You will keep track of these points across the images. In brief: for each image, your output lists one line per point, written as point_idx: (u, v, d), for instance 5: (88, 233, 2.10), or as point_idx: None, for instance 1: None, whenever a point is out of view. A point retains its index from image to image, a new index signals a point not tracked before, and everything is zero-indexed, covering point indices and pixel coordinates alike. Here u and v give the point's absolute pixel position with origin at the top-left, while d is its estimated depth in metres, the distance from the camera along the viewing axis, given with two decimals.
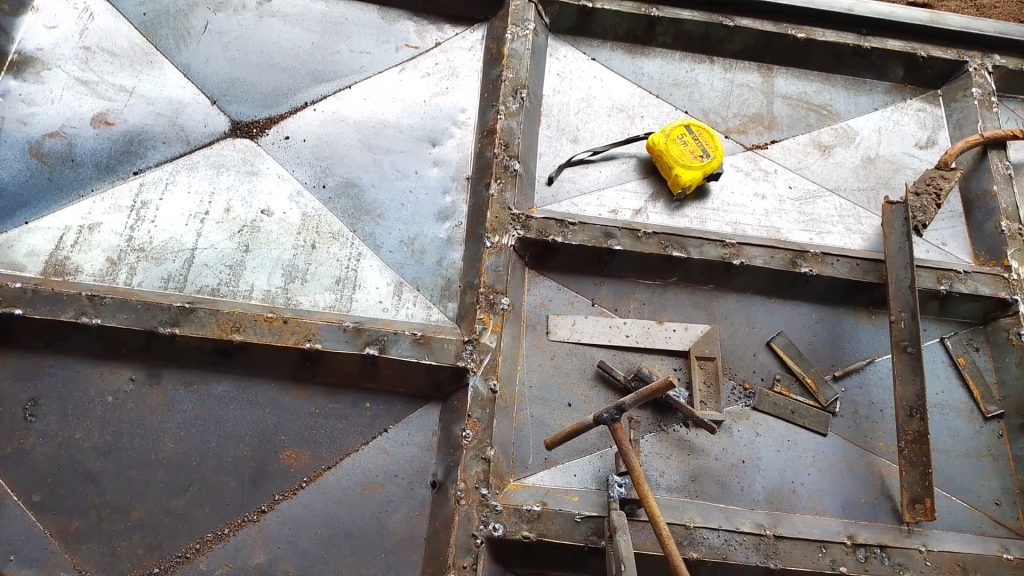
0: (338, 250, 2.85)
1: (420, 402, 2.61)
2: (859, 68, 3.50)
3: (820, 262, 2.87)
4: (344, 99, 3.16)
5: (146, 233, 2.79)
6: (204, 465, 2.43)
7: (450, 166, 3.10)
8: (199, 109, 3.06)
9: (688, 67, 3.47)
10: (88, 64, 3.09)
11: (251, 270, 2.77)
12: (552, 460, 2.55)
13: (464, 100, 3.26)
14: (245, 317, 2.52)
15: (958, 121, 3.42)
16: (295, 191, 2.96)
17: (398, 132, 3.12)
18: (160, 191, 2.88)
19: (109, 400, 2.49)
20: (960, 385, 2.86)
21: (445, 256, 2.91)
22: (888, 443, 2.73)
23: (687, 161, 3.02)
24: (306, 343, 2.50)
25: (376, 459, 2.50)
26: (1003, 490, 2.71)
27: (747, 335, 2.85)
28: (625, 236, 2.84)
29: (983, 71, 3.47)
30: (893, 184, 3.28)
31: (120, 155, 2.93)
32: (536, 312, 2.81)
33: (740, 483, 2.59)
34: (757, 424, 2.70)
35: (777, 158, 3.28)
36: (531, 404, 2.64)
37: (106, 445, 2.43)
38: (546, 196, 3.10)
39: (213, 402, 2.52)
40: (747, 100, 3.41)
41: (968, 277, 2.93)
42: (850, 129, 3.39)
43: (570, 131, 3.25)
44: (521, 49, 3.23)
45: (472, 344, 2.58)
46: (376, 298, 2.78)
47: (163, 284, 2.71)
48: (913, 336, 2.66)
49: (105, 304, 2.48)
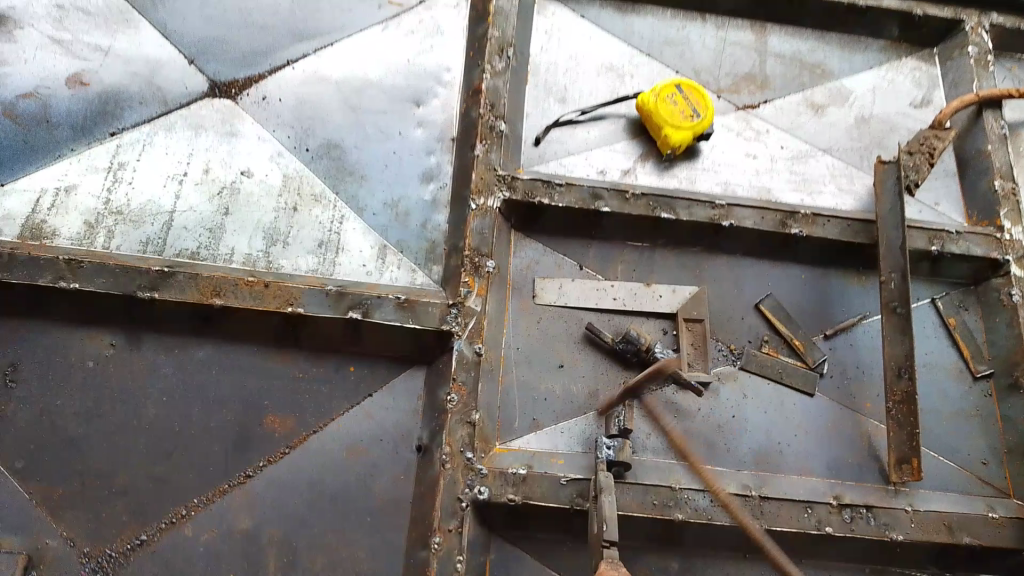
0: (320, 213, 2.80)
1: (407, 366, 2.57)
2: (854, 26, 3.42)
3: (810, 224, 2.83)
4: (326, 58, 3.09)
5: (124, 195, 2.74)
6: (187, 431, 2.40)
7: (435, 127, 3.04)
8: (176, 68, 2.97)
9: (679, 25, 3.39)
10: (61, 23, 2.99)
11: (232, 232, 2.72)
12: (538, 423, 2.53)
13: (450, 59, 3.18)
14: (225, 282, 2.47)
15: (953, 80, 3.37)
16: (276, 152, 2.90)
17: (382, 91, 3.05)
18: (137, 153, 2.82)
19: (90, 365, 2.45)
20: (950, 345, 2.84)
21: (430, 218, 2.87)
22: (876, 402, 2.72)
23: (676, 121, 2.97)
24: (289, 308, 2.45)
25: (361, 423, 2.47)
26: (991, 449, 2.70)
27: (736, 297, 2.82)
28: (612, 198, 2.79)
29: (980, 30, 3.40)
30: (886, 145, 3.23)
31: (96, 117, 2.86)
32: (522, 275, 2.77)
33: (727, 445, 2.58)
34: (745, 386, 2.67)
35: (768, 118, 3.22)
36: (517, 367, 2.60)
37: (88, 412, 2.39)
38: (534, 157, 3.04)
39: (195, 365, 2.48)
40: (739, 59, 3.34)
41: (961, 237, 2.89)
42: (844, 88, 3.33)
43: (558, 91, 3.19)
44: (508, 6, 3.14)
45: (457, 307, 2.54)
46: (359, 261, 2.74)
47: (142, 248, 2.66)
48: (903, 297, 2.62)
49: (82, 268, 2.42)
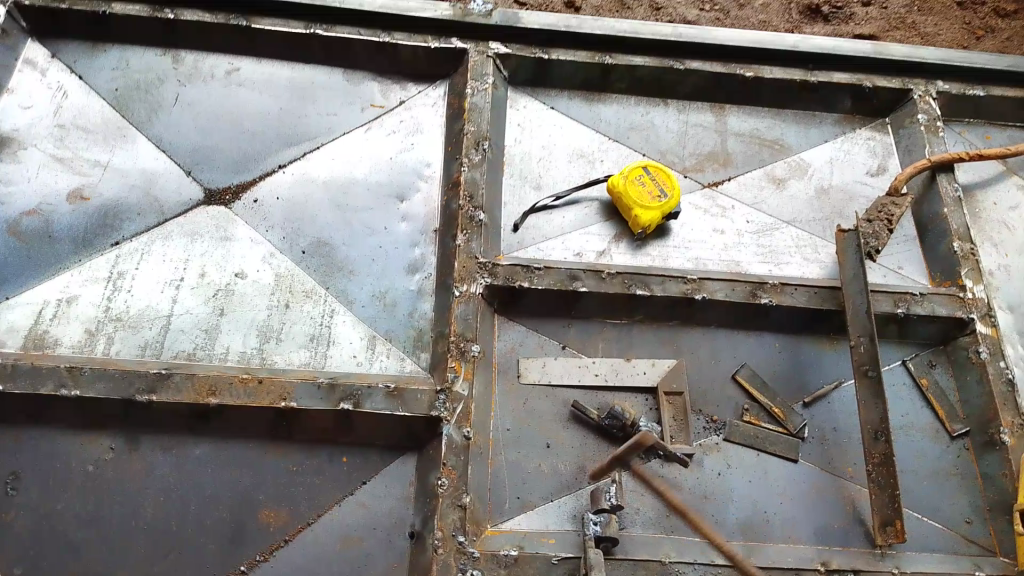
0: (311, 308, 2.94)
1: (398, 453, 2.67)
2: (810, 102, 3.62)
3: (779, 292, 2.96)
4: (312, 160, 3.27)
5: (123, 302, 2.88)
6: (185, 527, 2.49)
7: (418, 219, 3.19)
8: (171, 178, 3.16)
9: (643, 111, 3.59)
10: (63, 141, 3.19)
11: (227, 332, 2.85)
12: (529, 503, 2.61)
13: (429, 155, 3.36)
14: (221, 380, 2.59)
15: (907, 147, 3.54)
16: (268, 252, 3.04)
17: (366, 189, 3.22)
18: (136, 261, 2.97)
19: (89, 469, 2.54)
20: (924, 406, 2.93)
21: (416, 307, 2.99)
22: (857, 467, 2.80)
23: (645, 202, 3.12)
24: (282, 402, 2.56)
25: (355, 513, 2.56)
26: (973, 508, 2.77)
27: (713, 368, 2.93)
28: (589, 278, 2.93)
29: (928, 97, 3.61)
30: (847, 213, 3.39)
31: (96, 228, 3.02)
32: (506, 357, 2.89)
33: (715, 516, 2.65)
34: (728, 455, 2.77)
35: (734, 194, 3.39)
36: (506, 449, 2.70)
37: (87, 514, 2.48)
38: (512, 244, 3.19)
39: (191, 465, 2.57)
40: (701, 139, 3.53)
41: (925, 298, 3.02)
42: (803, 161, 3.51)
43: (533, 179, 3.36)
44: (482, 101, 3.34)
45: (445, 392, 2.65)
46: (350, 353, 2.85)
47: (141, 352, 2.78)
48: (874, 359, 2.72)
49: (83, 374, 2.56)
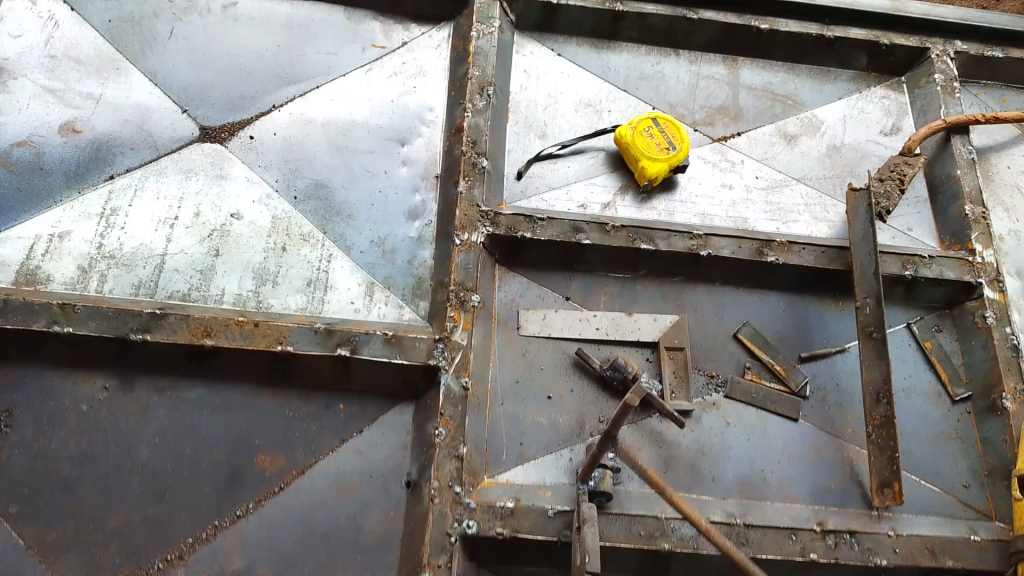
0: (309, 252, 2.87)
1: (395, 402, 2.63)
2: (822, 57, 3.54)
3: (786, 251, 2.92)
4: (310, 101, 3.17)
5: (116, 239, 2.80)
6: (180, 469, 2.45)
7: (420, 165, 3.11)
8: (166, 114, 3.07)
9: (654, 61, 3.49)
10: (54, 72, 3.09)
11: (222, 273, 2.79)
12: (526, 456, 2.58)
13: (432, 99, 3.27)
14: (216, 323, 2.54)
15: (922, 107, 3.46)
16: (265, 194, 2.97)
17: (367, 132, 3.14)
18: (129, 198, 2.89)
19: (83, 408, 2.50)
20: (926, 368, 2.91)
21: (416, 254, 2.93)
22: (856, 428, 2.77)
23: (653, 153, 3.05)
24: (278, 346, 2.52)
25: (352, 461, 2.52)
26: (972, 473, 2.75)
27: (715, 325, 2.89)
28: (593, 230, 2.88)
29: (946, 56, 3.51)
30: (858, 172, 3.32)
31: (89, 163, 2.93)
32: (507, 309, 2.83)
33: (712, 472, 2.63)
34: (727, 414, 2.73)
35: (744, 149, 3.31)
36: (504, 400, 2.66)
37: (83, 453, 2.44)
38: (516, 192, 3.12)
39: (186, 408, 2.53)
40: (713, 92, 3.44)
41: (933, 262, 2.98)
42: (816, 118, 3.43)
43: (539, 127, 3.28)
44: (488, 45, 3.24)
45: (444, 342, 2.61)
46: (348, 299, 2.80)
47: (134, 291, 2.71)
48: (878, 321, 2.68)
49: (76, 313, 2.50)
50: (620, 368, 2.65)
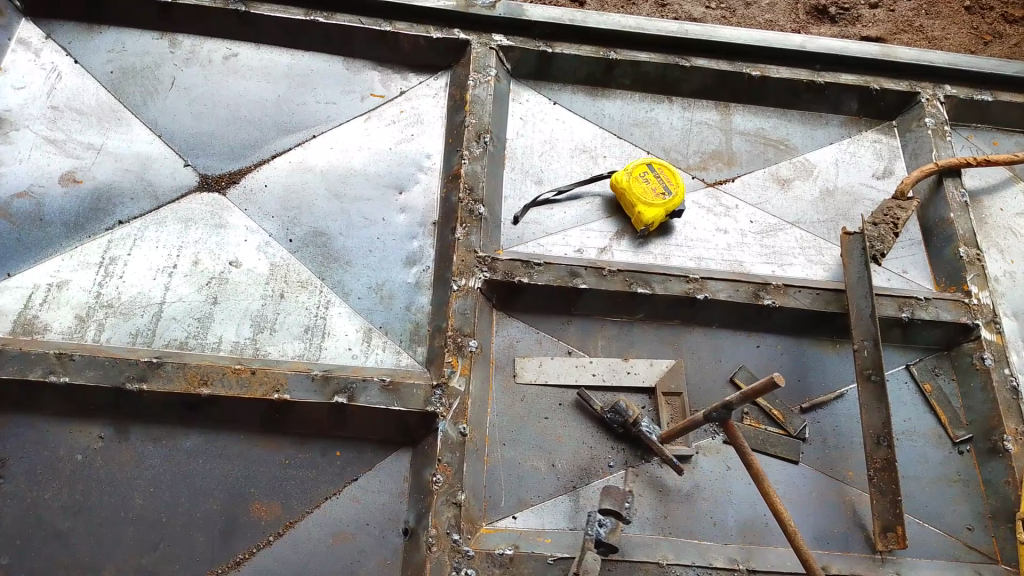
0: (306, 299, 2.88)
1: (392, 448, 2.63)
2: (814, 103, 3.59)
3: (782, 294, 2.92)
4: (310, 148, 3.21)
5: (115, 288, 2.81)
6: (174, 521, 2.44)
7: (418, 212, 3.14)
8: (166, 164, 3.10)
9: (647, 108, 3.54)
10: (56, 123, 3.12)
11: (220, 321, 2.79)
12: (524, 502, 2.56)
13: (430, 146, 3.31)
14: (212, 371, 2.54)
15: (913, 151, 3.51)
16: (263, 242, 2.98)
17: (365, 179, 3.17)
18: (128, 247, 2.90)
19: (78, 458, 2.50)
20: (927, 411, 2.90)
21: (413, 300, 2.94)
22: (858, 471, 2.76)
23: (650, 199, 3.07)
24: (275, 394, 2.52)
25: (349, 509, 2.51)
26: (975, 515, 2.73)
27: (713, 368, 2.89)
28: (590, 275, 2.89)
29: (935, 101, 3.57)
30: (852, 216, 3.35)
31: (89, 212, 2.95)
32: (505, 354, 2.84)
33: (713, 518, 2.60)
34: (728, 458, 2.72)
35: (738, 193, 3.35)
36: (502, 446, 2.65)
37: (75, 505, 2.43)
38: (512, 237, 3.14)
39: (182, 457, 2.53)
40: (706, 137, 3.49)
41: (930, 304, 2.98)
42: (809, 161, 3.47)
43: (535, 173, 3.31)
44: (484, 94, 3.29)
45: (442, 388, 2.60)
46: (345, 345, 2.80)
47: (131, 340, 2.72)
48: (876, 364, 2.68)
49: (73, 362, 2.51)
50: (620, 412, 2.63)
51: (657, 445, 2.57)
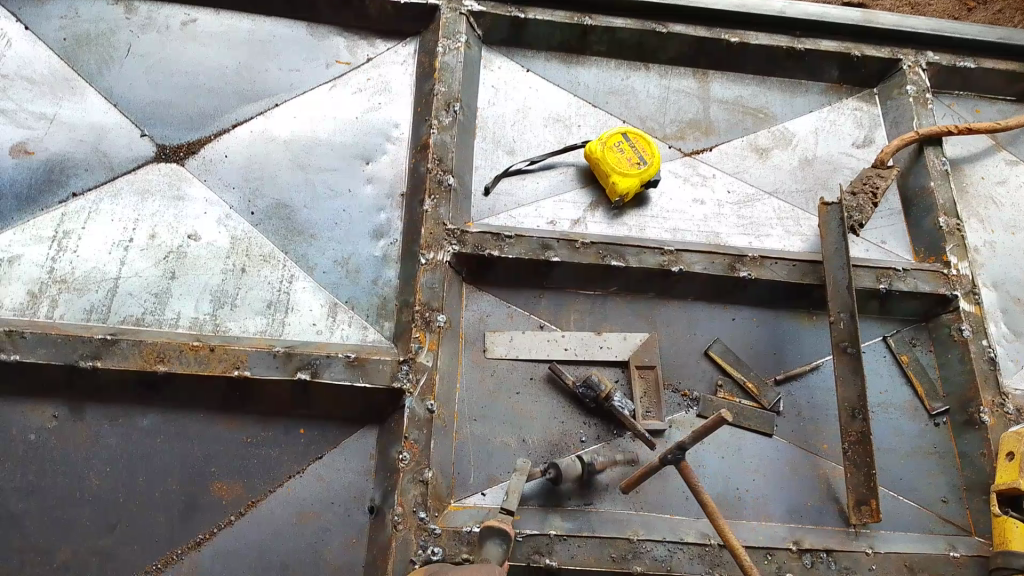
0: (269, 273, 2.78)
1: (358, 425, 2.56)
2: (793, 70, 3.50)
3: (758, 266, 2.85)
4: (273, 118, 3.10)
5: (68, 263, 2.71)
6: (131, 502, 2.36)
7: (385, 183, 3.04)
8: (123, 134, 2.98)
9: (623, 75, 3.45)
10: (6, 92, 2.99)
11: (179, 296, 2.70)
12: (493, 479, 2.50)
13: (398, 115, 3.20)
14: (170, 348, 2.45)
15: (894, 119, 3.44)
16: (224, 214, 2.88)
17: (330, 149, 3.06)
18: (83, 220, 2.79)
19: (30, 438, 2.41)
20: (904, 383, 2.85)
21: (380, 274, 2.86)
22: (833, 445, 2.71)
23: (624, 168, 2.99)
24: (235, 370, 2.43)
25: (312, 487, 2.44)
26: (950, 487, 2.69)
27: (687, 342, 2.82)
28: (562, 247, 2.81)
29: (917, 68, 3.49)
30: (830, 186, 3.28)
31: (41, 185, 2.84)
32: (475, 329, 2.76)
33: (686, 493, 2.55)
34: (702, 432, 2.67)
35: (715, 163, 3.27)
36: (471, 422, 2.58)
37: (28, 486, 2.35)
38: (483, 209, 3.05)
39: (139, 436, 2.45)
40: (683, 106, 3.40)
41: (908, 275, 2.92)
42: (787, 131, 3.40)
43: (507, 143, 3.21)
44: (453, 61, 3.18)
45: (408, 364, 2.53)
46: (310, 321, 2.71)
47: (86, 316, 2.62)
48: (852, 336, 2.62)
49: (24, 339, 2.41)
50: (591, 387, 2.58)
51: (628, 419, 2.52)
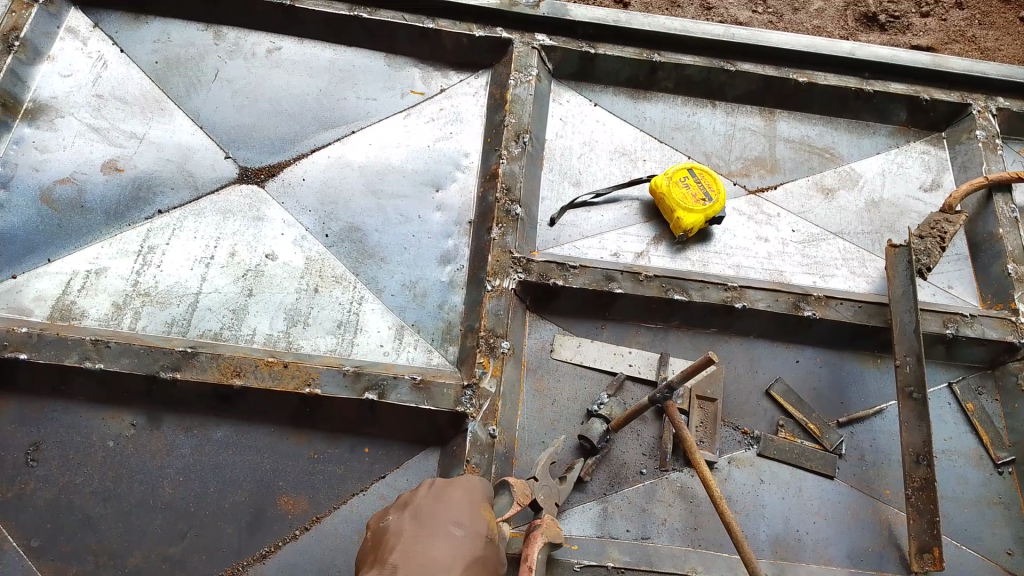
0: (341, 294, 2.87)
1: (421, 448, 2.61)
2: (862, 111, 3.51)
3: (823, 305, 2.85)
4: (349, 144, 3.20)
5: (152, 277, 2.83)
6: (201, 511, 2.45)
7: (454, 210, 3.12)
8: (207, 155, 3.11)
9: (689, 112, 3.49)
10: (100, 112, 3.15)
11: (254, 313, 2.80)
12: (552, 507, 2.53)
13: (469, 145, 3.29)
14: (246, 362, 2.54)
15: (963, 163, 3.42)
16: (300, 235, 2.98)
17: (402, 176, 3.15)
18: (167, 236, 2.92)
19: (111, 444, 2.52)
20: (969, 431, 2.82)
21: (447, 298, 2.92)
22: (895, 490, 2.69)
23: (689, 204, 3.02)
24: (306, 388, 2.51)
25: (375, 507, 2.50)
26: (1016, 539, 2.65)
27: (748, 379, 2.83)
28: (626, 279, 2.84)
29: (987, 113, 3.47)
30: (897, 228, 3.28)
31: (129, 201, 2.97)
32: (538, 356, 2.81)
33: (745, 531, 2.56)
34: (761, 471, 2.67)
35: (780, 202, 3.29)
36: (532, 449, 2.64)
37: (106, 490, 2.46)
38: (548, 239, 3.11)
39: (212, 447, 2.54)
40: (749, 143, 3.43)
41: (975, 320, 2.89)
42: (854, 171, 3.40)
43: (573, 175, 3.27)
44: (524, 94, 3.25)
45: (472, 388, 2.58)
46: (378, 342, 2.79)
47: (167, 329, 2.73)
48: (919, 380, 2.61)
49: (109, 349, 2.52)
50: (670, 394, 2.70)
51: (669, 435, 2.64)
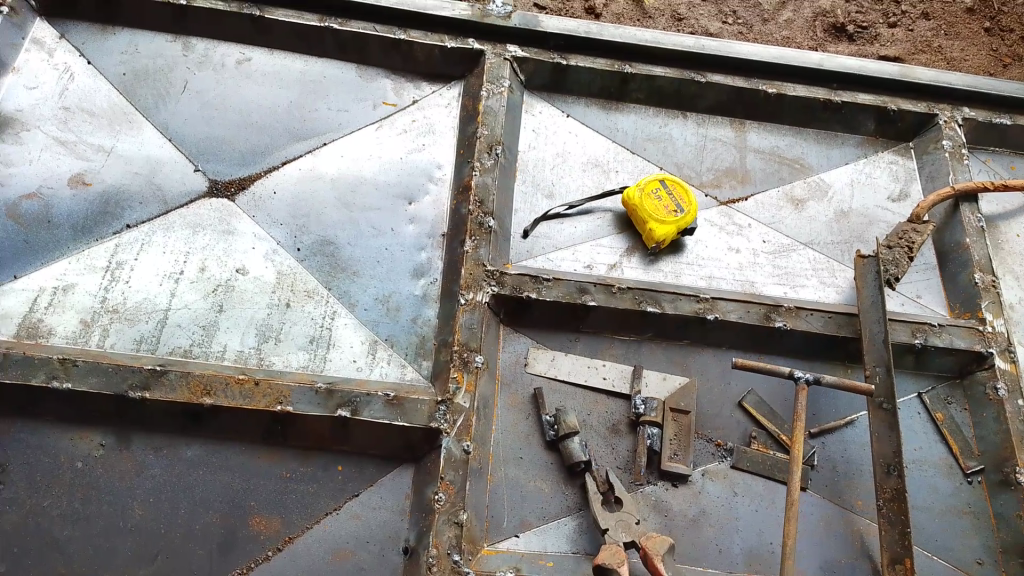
0: (313, 309, 2.86)
1: (394, 464, 2.60)
2: (831, 121, 3.54)
3: (794, 316, 2.88)
4: (321, 156, 3.18)
5: (121, 293, 2.80)
6: (172, 533, 2.42)
7: (427, 223, 3.11)
8: (177, 168, 3.08)
9: (661, 122, 3.50)
10: (66, 125, 3.11)
11: (225, 330, 2.78)
12: (526, 524, 2.55)
13: (441, 156, 3.28)
14: (216, 380, 2.52)
15: (930, 173, 3.47)
16: (271, 250, 2.96)
17: (375, 188, 3.14)
18: (135, 252, 2.89)
19: (79, 465, 2.48)
20: (939, 441, 2.86)
21: (420, 313, 2.91)
22: (866, 500, 2.72)
23: (662, 216, 3.03)
24: (278, 406, 2.49)
25: (348, 525, 2.48)
26: (984, 547, 2.69)
27: (720, 391, 2.84)
28: (599, 292, 2.85)
29: (953, 123, 3.52)
30: (867, 238, 3.31)
31: (97, 216, 2.94)
32: (512, 370, 2.81)
33: (719, 544, 2.58)
34: (735, 483, 2.69)
35: (751, 212, 3.32)
36: (506, 465, 2.63)
37: (74, 513, 2.42)
38: (522, 251, 3.11)
39: (183, 467, 2.51)
40: (720, 154, 3.45)
41: (943, 330, 2.94)
42: (823, 182, 3.44)
43: (546, 187, 3.28)
44: (496, 105, 3.25)
45: (446, 404, 2.57)
46: (351, 357, 2.78)
47: (136, 346, 2.70)
48: (888, 392, 2.62)
49: (76, 368, 2.48)
50: (642, 407, 2.71)
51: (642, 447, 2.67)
